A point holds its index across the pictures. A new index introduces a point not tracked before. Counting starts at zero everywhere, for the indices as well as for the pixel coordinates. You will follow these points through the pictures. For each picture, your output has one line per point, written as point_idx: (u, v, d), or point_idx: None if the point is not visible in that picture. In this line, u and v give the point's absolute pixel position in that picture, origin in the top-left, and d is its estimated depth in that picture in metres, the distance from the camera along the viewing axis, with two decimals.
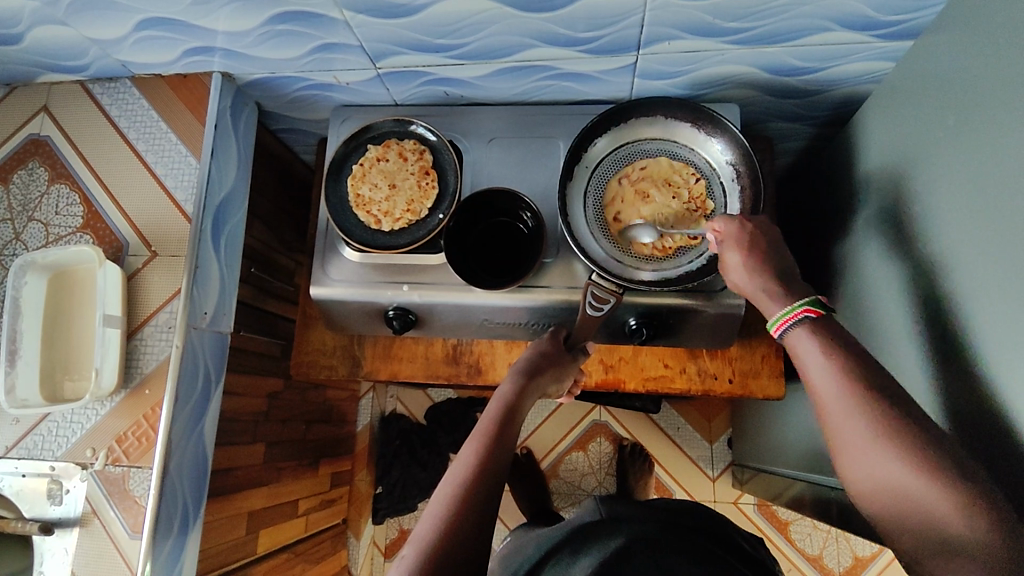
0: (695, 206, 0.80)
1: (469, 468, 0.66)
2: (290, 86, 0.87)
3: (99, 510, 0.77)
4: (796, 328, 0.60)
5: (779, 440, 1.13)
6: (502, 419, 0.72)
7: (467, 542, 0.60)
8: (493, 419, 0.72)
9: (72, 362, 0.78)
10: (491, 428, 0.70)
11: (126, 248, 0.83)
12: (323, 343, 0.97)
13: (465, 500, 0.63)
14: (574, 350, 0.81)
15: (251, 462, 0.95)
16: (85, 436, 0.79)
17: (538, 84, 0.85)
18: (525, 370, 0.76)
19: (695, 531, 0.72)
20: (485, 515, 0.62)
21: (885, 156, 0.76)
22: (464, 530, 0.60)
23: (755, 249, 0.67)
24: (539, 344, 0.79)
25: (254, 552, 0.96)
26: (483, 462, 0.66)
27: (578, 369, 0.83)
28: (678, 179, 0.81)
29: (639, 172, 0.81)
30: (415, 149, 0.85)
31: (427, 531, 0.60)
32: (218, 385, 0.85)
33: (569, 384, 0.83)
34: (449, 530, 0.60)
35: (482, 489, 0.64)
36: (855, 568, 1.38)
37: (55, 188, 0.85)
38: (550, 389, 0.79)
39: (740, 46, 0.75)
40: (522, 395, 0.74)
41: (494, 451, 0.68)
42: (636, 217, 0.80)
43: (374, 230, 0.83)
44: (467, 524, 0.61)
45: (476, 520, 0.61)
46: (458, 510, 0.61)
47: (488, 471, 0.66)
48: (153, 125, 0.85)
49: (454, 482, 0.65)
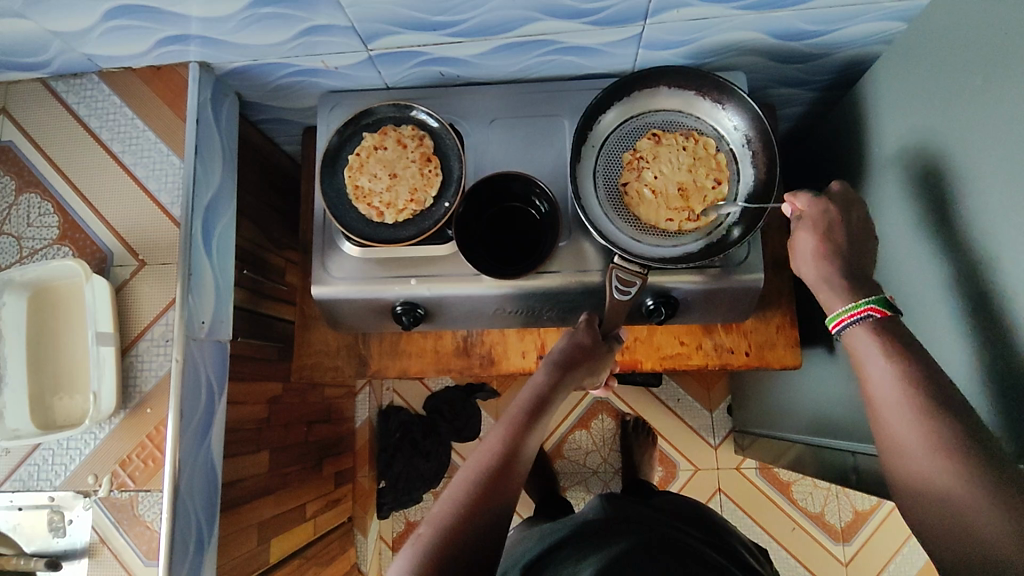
0: (638, 158, 0.79)
1: (493, 459, 0.63)
2: (273, 73, 0.81)
3: (108, 538, 0.72)
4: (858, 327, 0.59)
5: (781, 408, 1.14)
6: (532, 411, 0.68)
7: (482, 527, 0.58)
8: (521, 409, 0.69)
9: (64, 383, 0.73)
10: (518, 418, 0.67)
11: (111, 258, 0.77)
12: (325, 343, 0.93)
13: (486, 489, 0.60)
14: (608, 339, 0.78)
15: (257, 471, 0.91)
16: (85, 462, 0.74)
17: (539, 60, 0.81)
18: (562, 363, 0.73)
19: (690, 535, 0.73)
20: (502, 512, 0.60)
21: (897, 118, 0.75)
22: (479, 521, 0.58)
23: (834, 235, 0.66)
24: (575, 333, 0.76)
25: (267, 562, 0.93)
26: (507, 453, 0.64)
27: (612, 358, 0.79)
28: (642, 210, 0.77)
29: (687, 215, 0.77)
30: (415, 135, 0.81)
31: (441, 515, 0.58)
32: (221, 397, 0.80)
33: (604, 376, 0.80)
34: (462, 515, 0.58)
35: (506, 479, 0.62)
36: (855, 522, 1.42)
37: (24, 197, 0.78)
38: (584, 381, 0.76)
39: (748, 11, 0.73)
40: (554, 386, 0.71)
41: (519, 443, 0.65)
42: (703, 177, 0.78)
43: (377, 224, 0.79)
44: (486, 515, 0.59)
45: (492, 513, 0.59)
46: (475, 500, 0.59)
47: (513, 465, 0.63)
48: (128, 124, 0.79)
49: (475, 468, 0.62)
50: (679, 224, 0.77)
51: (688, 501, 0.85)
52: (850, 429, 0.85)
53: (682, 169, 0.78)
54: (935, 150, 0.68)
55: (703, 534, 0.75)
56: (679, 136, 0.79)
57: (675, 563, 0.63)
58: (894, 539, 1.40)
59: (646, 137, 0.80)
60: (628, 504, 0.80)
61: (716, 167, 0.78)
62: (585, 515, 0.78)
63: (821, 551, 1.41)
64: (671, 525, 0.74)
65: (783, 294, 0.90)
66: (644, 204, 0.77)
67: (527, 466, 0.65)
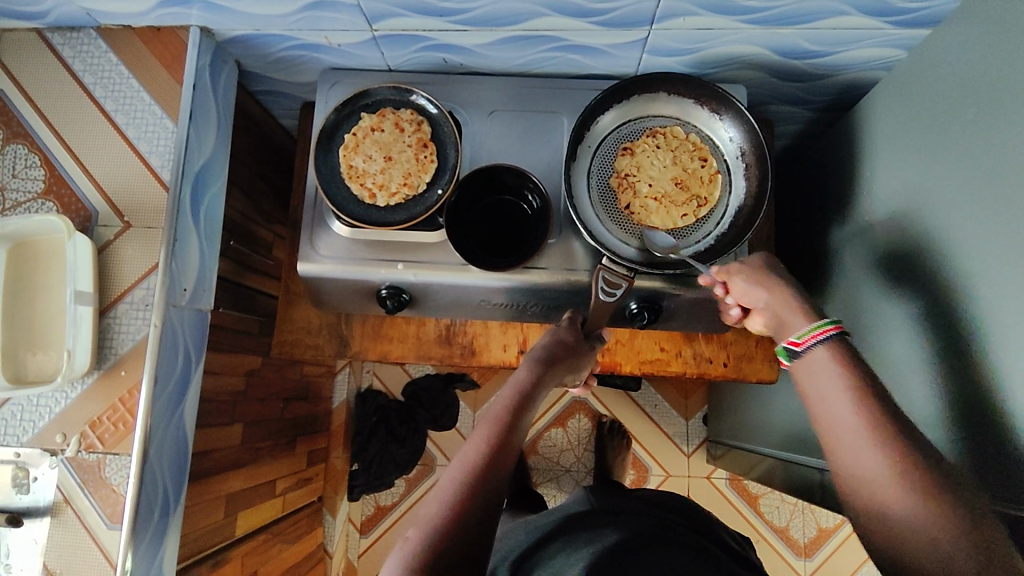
0: (625, 179, 0.78)
1: (479, 456, 0.59)
2: (275, 45, 0.80)
3: (72, 499, 0.72)
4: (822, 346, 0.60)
5: (754, 420, 1.15)
6: (519, 405, 0.65)
7: (474, 524, 0.55)
8: (507, 404, 0.65)
9: (38, 339, 0.72)
10: (504, 413, 0.64)
11: (95, 217, 0.76)
12: (307, 321, 0.93)
13: (474, 489, 0.57)
14: (590, 338, 0.77)
15: (229, 443, 0.91)
16: (54, 420, 0.73)
17: (543, 55, 0.82)
18: (545, 358, 0.71)
19: (680, 523, 0.71)
20: (490, 513, 0.56)
21: (889, 143, 0.76)
22: (469, 526, 0.55)
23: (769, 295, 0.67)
24: (558, 331, 0.75)
25: (232, 535, 0.93)
26: (495, 449, 0.60)
27: (593, 356, 0.79)
28: (656, 219, 0.77)
29: (694, 206, 0.77)
30: (413, 120, 0.80)
31: (432, 516, 0.55)
32: (197, 364, 0.80)
33: (584, 374, 0.79)
34: (453, 514, 0.55)
35: (495, 479, 0.58)
36: (818, 539, 1.44)
37: (10, 148, 0.77)
38: (565, 378, 0.75)
39: (753, 26, 0.73)
40: (540, 381, 0.69)
41: (507, 439, 0.61)
42: (690, 159, 0.79)
43: (368, 205, 0.79)
44: (474, 518, 0.55)
45: (480, 516, 0.56)
46: (464, 503, 0.56)
47: (505, 457, 0.60)
48: (123, 83, 0.78)
49: (462, 468, 0.59)
50: (694, 214, 0.77)
51: (676, 496, 0.82)
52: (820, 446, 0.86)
53: (668, 171, 0.78)
54: (924, 179, 0.69)
55: (690, 521, 0.74)
56: (648, 139, 0.79)
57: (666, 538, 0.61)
58: (853, 558, 1.42)
59: (620, 154, 0.80)
60: (613, 495, 0.78)
61: (698, 147, 0.79)
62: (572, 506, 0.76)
63: (781, 564, 1.44)
64: (661, 515, 0.72)
65: None
66: (654, 212, 0.77)
67: (514, 463, 0.61)
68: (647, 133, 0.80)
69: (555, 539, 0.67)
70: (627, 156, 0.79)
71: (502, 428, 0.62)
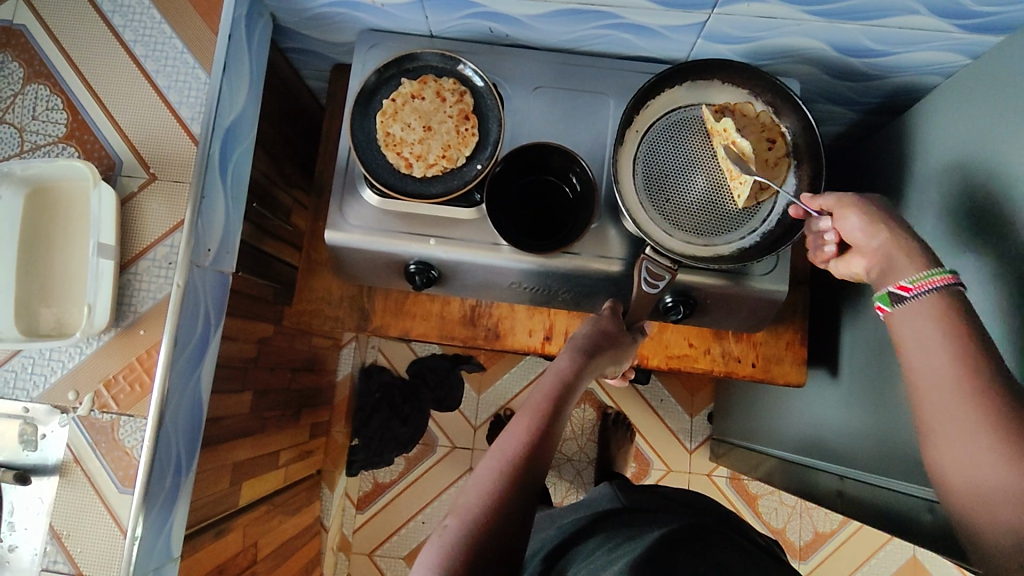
0: None
1: (521, 444, 0.58)
2: (314, 1, 0.76)
3: (82, 458, 0.71)
4: (932, 295, 0.55)
5: (764, 421, 1.14)
6: (561, 393, 0.63)
7: (515, 513, 0.53)
8: (549, 391, 0.63)
9: (53, 289, 0.70)
10: (546, 400, 0.62)
11: (118, 167, 0.73)
12: (327, 291, 0.90)
13: (515, 477, 0.55)
14: (631, 329, 0.75)
15: (239, 411, 0.88)
16: (66, 376, 0.72)
17: (594, 32, 0.78)
18: (585, 347, 0.69)
19: (710, 521, 0.70)
20: (530, 502, 0.55)
21: (945, 151, 0.74)
22: (508, 515, 0.53)
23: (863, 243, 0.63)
24: (599, 320, 0.73)
25: (236, 503, 0.91)
26: (537, 438, 0.58)
27: (633, 349, 0.77)
28: None
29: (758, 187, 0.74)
30: (455, 90, 0.77)
31: (473, 501, 0.53)
32: (217, 328, 0.77)
33: (624, 366, 0.77)
34: (494, 501, 0.53)
35: (536, 468, 0.57)
36: (814, 542, 1.44)
37: (31, 88, 0.74)
38: (607, 369, 0.72)
39: (818, 18, 0.70)
40: (582, 369, 0.67)
41: (549, 428, 0.60)
42: (760, 138, 0.75)
43: (404, 174, 0.76)
44: (514, 507, 0.54)
45: (520, 506, 0.54)
46: (505, 491, 0.54)
47: (547, 446, 0.58)
48: (154, 28, 0.74)
49: (503, 454, 0.57)
50: (754, 198, 0.74)
51: (695, 494, 0.81)
52: (843, 454, 0.85)
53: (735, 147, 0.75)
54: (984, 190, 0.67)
55: (717, 519, 0.72)
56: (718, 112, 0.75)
57: (698, 535, 0.60)
58: (847, 564, 1.43)
59: None
60: (636, 491, 0.77)
61: (768, 126, 0.76)
62: (596, 500, 0.75)
63: None
64: (690, 514, 0.70)
65: (798, 311, 0.90)
66: None
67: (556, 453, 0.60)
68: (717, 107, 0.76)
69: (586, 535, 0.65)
70: None
71: (543, 414, 0.61)
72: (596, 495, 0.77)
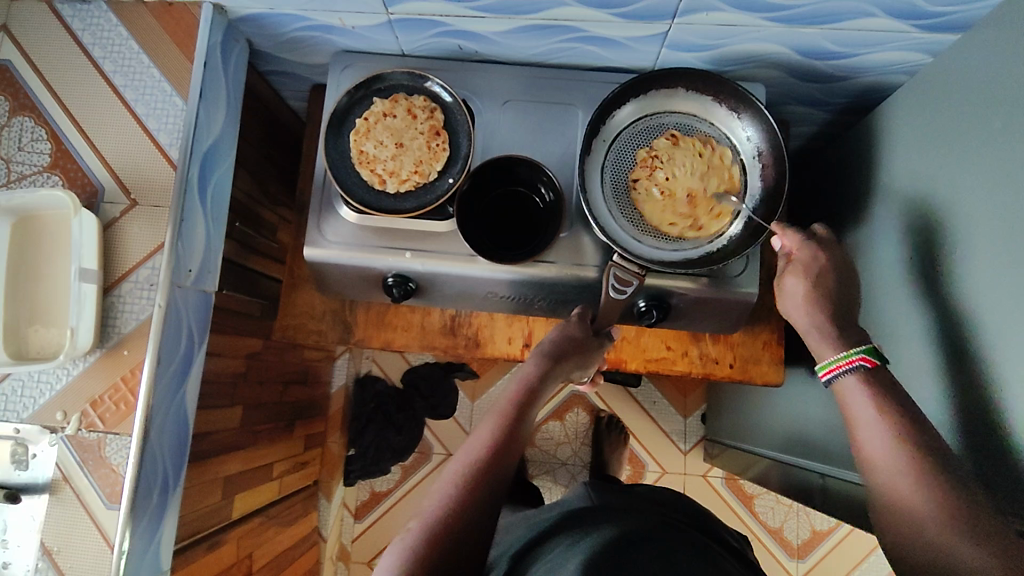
0: (653, 155, 0.78)
1: (484, 448, 0.60)
2: (287, 25, 0.79)
3: (71, 476, 0.73)
4: (849, 375, 0.63)
5: (753, 421, 1.15)
6: (523, 399, 0.67)
7: (477, 512, 0.56)
8: (512, 399, 0.67)
9: (42, 311, 0.72)
10: (509, 408, 0.65)
11: (101, 193, 0.76)
12: (311, 306, 0.92)
13: (477, 478, 0.58)
14: (598, 334, 0.78)
15: (228, 425, 0.90)
16: (55, 397, 0.74)
17: (560, 46, 0.80)
18: (551, 353, 0.72)
19: (684, 521, 0.71)
20: (492, 501, 0.57)
21: (908, 150, 0.75)
22: (470, 513, 0.55)
23: (819, 265, 0.68)
24: (566, 326, 0.76)
25: (229, 516, 0.93)
26: (498, 442, 0.61)
27: (601, 354, 0.79)
28: (645, 208, 0.77)
29: (691, 222, 0.76)
30: (426, 107, 0.79)
31: (436, 503, 0.56)
32: (201, 345, 0.79)
33: (590, 370, 0.79)
34: (457, 501, 0.56)
35: (498, 469, 0.59)
36: (812, 541, 1.45)
37: (16, 119, 0.77)
38: (573, 373, 0.75)
39: (777, 24, 0.72)
40: (545, 375, 0.70)
41: (510, 433, 0.62)
42: (717, 186, 0.77)
43: (378, 191, 0.78)
44: (476, 506, 0.56)
45: (482, 504, 0.56)
46: (467, 490, 0.56)
47: (510, 448, 0.61)
48: (133, 58, 0.77)
49: (466, 458, 0.60)
50: (680, 230, 0.77)
51: (675, 494, 0.82)
52: (823, 451, 0.86)
53: (688, 178, 0.77)
54: (944, 188, 0.68)
55: (691, 518, 0.73)
56: (696, 142, 0.78)
57: (667, 534, 0.61)
58: (846, 562, 1.43)
59: (663, 136, 0.79)
60: (616, 492, 0.78)
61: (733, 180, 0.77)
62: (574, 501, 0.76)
63: (775, 564, 1.44)
64: (664, 513, 0.71)
65: (774, 312, 0.91)
66: (650, 202, 0.77)
67: (518, 456, 0.62)
68: (700, 135, 0.79)
69: (559, 533, 0.66)
70: (669, 142, 0.78)
71: (507, 419, 0.64)
72: (573, 496, 0.78)
